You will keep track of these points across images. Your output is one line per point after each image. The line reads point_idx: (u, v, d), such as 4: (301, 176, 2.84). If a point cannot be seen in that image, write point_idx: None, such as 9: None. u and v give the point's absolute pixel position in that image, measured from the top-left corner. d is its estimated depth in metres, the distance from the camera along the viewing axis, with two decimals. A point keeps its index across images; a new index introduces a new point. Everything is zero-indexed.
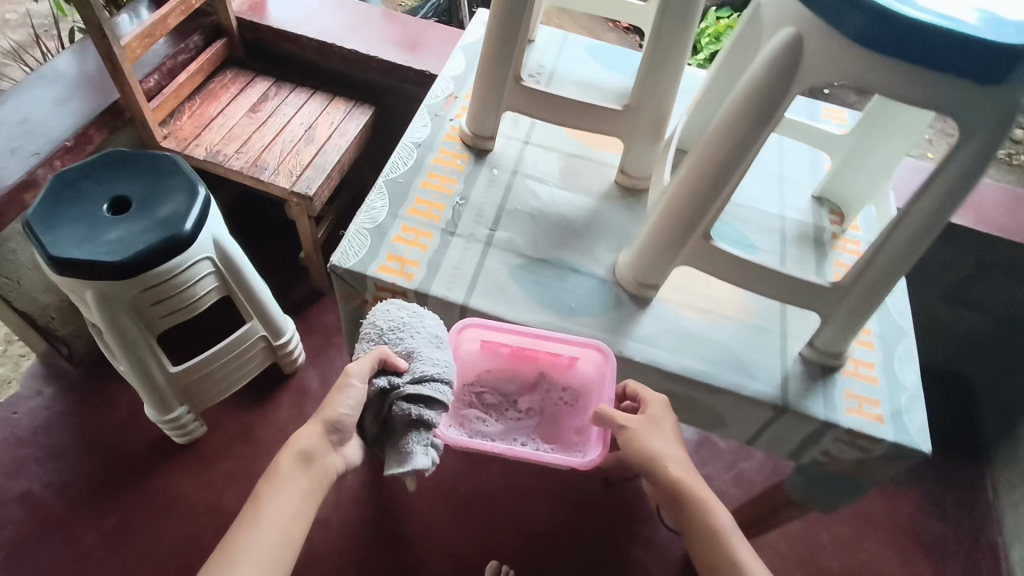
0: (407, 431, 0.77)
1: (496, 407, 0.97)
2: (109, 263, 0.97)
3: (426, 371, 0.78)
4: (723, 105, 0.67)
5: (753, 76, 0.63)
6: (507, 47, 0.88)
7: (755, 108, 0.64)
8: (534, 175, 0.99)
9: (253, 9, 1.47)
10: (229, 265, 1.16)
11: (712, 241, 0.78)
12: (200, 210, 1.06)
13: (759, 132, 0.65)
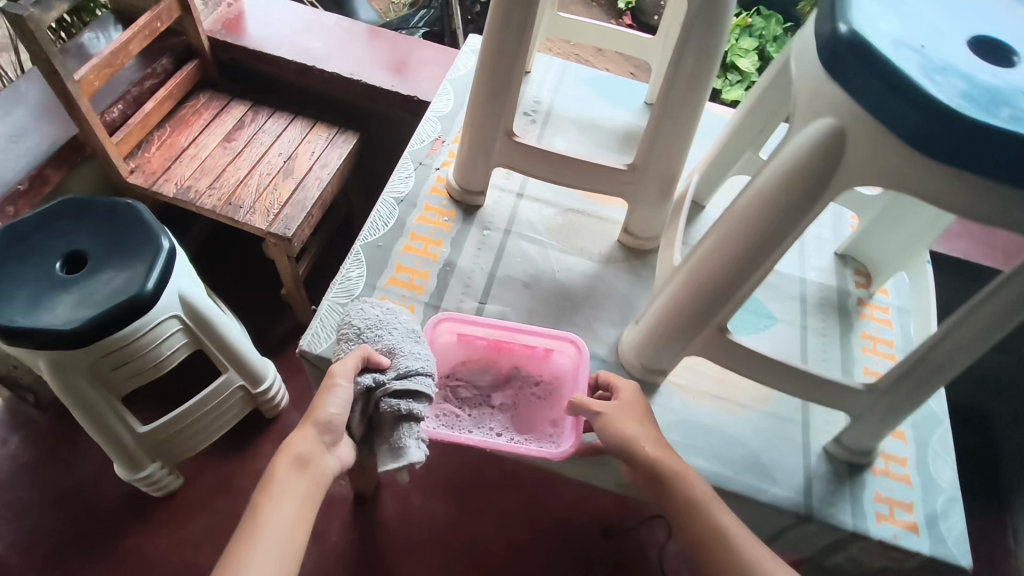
0: (397, 424, 0.68)
1: (473, 404, 0.79)
2: (62, 333, 0.88)
3: (410, 365, 0.69)
4: (743, 198, 0.58)
5: (779, 171, 0.54)
6: (497, 99, 0.77)
7: (781, 208, 0.55)
8: (529, 237, 0.89)
9: (227, 27, 1.36)
10: (198, 320, 1.06)
11: (729, 333, 0.69)
12: (163, 265, 0.96)
13: (786, 232, 0.56)
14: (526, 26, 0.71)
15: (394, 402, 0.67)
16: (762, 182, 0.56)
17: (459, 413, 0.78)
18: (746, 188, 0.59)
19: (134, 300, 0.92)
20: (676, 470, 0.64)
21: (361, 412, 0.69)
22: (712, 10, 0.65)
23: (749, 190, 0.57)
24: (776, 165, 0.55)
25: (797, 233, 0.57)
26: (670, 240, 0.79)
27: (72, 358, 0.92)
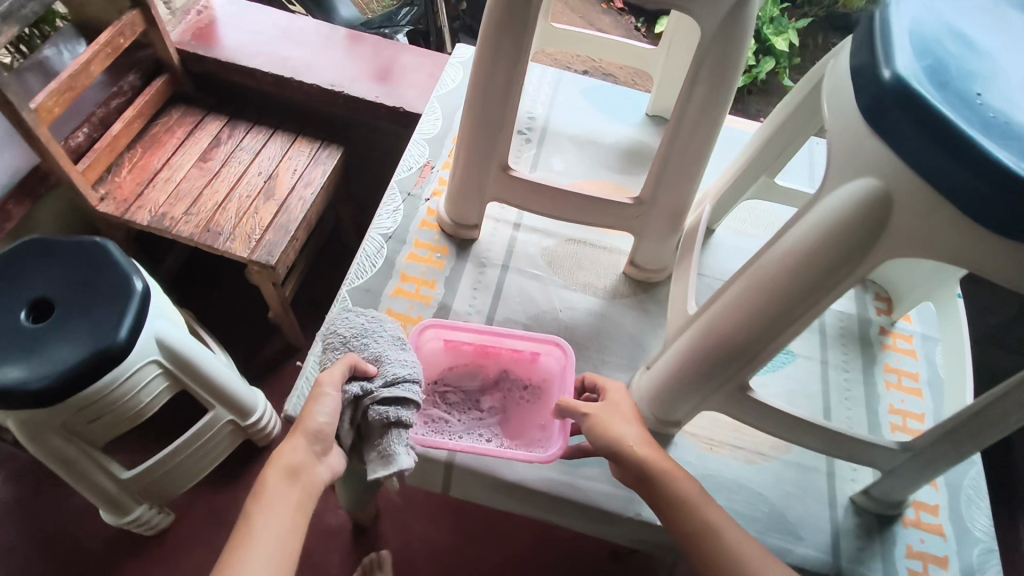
0: (386, 431, 0.64)
1: (462, 409, 0.76)
2: (29, 390, 0.81)
3: (397, 373, 0.65)
4: (770, 256, 0.52)
5: (811, 233, 0.48)
6: (491, 132, 0.71)
7: (814, 273, 0.49)
8: (528, 273, 0.83)
9: (198, 37, 1.27)
10: (178, 361, 0.99)
11: (751, 391, 0.63)
12: (135, 310, 0.89)
13: (819, 295, 0.51)
14: (521, 57, 0.63)
15: (383, 410, 0.63)
16: (791, 242, 0.50)
17: (449, 419, 0.75)
18: (773, 244, 0.53)
19: (106, 350, 0.85)
20: (666, 467, 0.59)
21: (349, 419, 0.64)
22: (724, 41, 0.57)
23: (777, 247, 0.52)
24: (807, 224, 0.49)
25: (831, 296, 0.51)
26: (682, 280, 0.73)
27: (44, 416, 0.86)
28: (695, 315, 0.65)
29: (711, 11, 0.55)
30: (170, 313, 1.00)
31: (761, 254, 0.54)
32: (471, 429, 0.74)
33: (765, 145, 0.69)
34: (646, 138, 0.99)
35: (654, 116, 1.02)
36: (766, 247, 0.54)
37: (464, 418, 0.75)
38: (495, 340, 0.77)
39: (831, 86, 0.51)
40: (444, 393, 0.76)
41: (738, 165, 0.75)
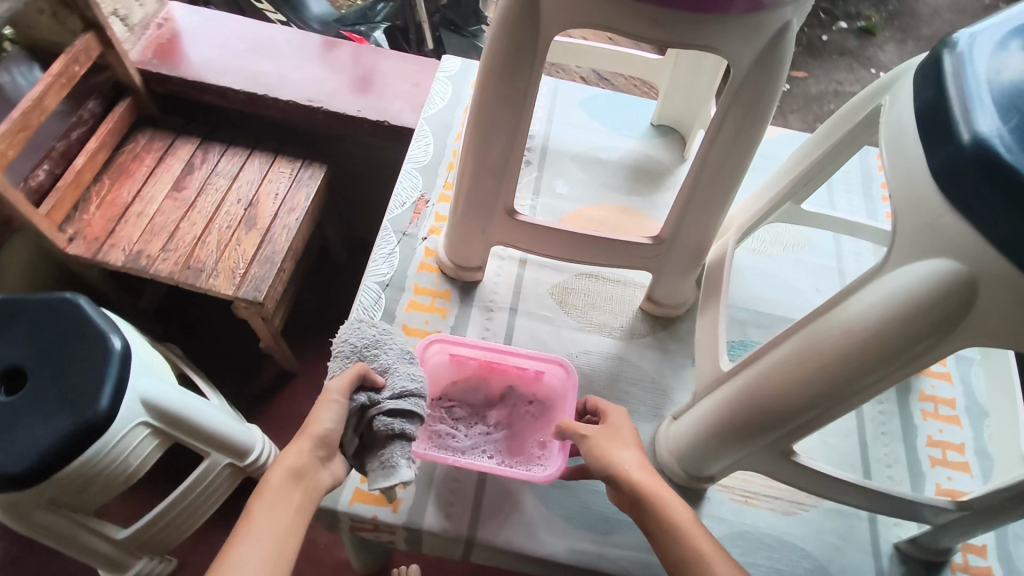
0: (390, 442, 0.59)
1: (466, 425, 0.72)
2: (9, 473, 0.77)
3: (407, 386, 0.61)
4: (824, 326, 0.47)
5: (875, 310, 0.43)
6: (495, 175, 0.64)
7: (878, 352, 0.44)
8: (539, 315, 0.77)
9: (160, 54, 1.17)
10: (169, 419, 0.90)
11: (795, 454, 0.59)
12: (118, 372, 0.83)
13: (882, 372, 0.46)
14: (528, 101, 0.55)
15: (388, 421, 0.59)
16: (851, 317, 0.45)
17: (451, 436, 0.70)
18: (827, 312, 0.48)
19: (87, 424, 0.79)
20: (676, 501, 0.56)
21: (352, 429, 0.60)
22: (759, 81, 0.50)
23: (834, 317, 0.46)
24: (869, 299, 0.43)
25: (896, 372, 0.46)
26: (710, 324, 0.68)
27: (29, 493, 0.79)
28: (732, 372, 0.60)
29: (747, 48, 0.48)
30: (155, 366, 0.92)
31: (813, 322, 0.49)
32: (473, 447, 0.70)
33: (801, 176, 0.63)
34: (653, 151, 0.93)
35: (659, 125, 0.94)
36: (818, 314, 0.49)
37: (468, 434, 0.71)
38: (501, 354, 0.72)
39: (894, 138, 0.45)
40: (447, 409, 0.72)
41: (763, 192, 0.69)
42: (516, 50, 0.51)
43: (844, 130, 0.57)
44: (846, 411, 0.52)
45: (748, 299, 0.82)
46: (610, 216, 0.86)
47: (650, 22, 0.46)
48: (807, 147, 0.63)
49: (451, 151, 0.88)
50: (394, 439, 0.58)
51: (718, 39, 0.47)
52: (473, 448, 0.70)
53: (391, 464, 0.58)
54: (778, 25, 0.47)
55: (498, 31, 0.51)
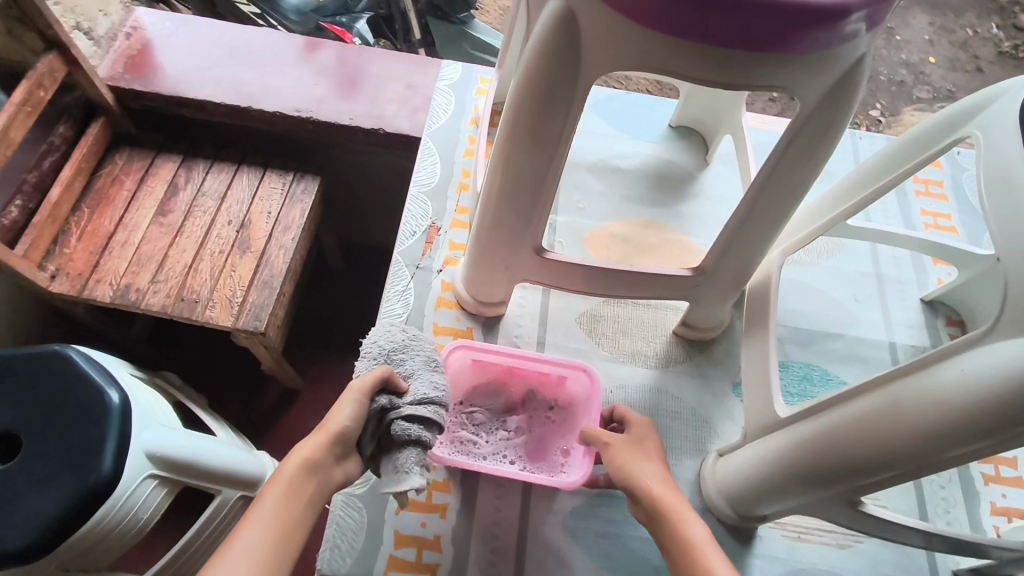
0: (406, 447, 0.55)
1: (487, 431, 0.68)
2: (9, 551, 0.69)
3: (427, 393, 0.56)
4: (912, 388, 0.45)
5: (979, 380, 0.41)
6: (522, 218, 0.58)
7: (974, 426, 0.42)
8: (568, 349, 0.73)
9: (130, 68, 1.05)
10: (175, 467, 0.79)
11: (862, 505, 0.56)
12: (118, 430, 0.74)
13: (969, 449, 0.44)
14: (562, 143, 0.50)
15: (406, 427, 0.54)
16: (947, 382, 0.43)
17: (471, 442, 0.67)
18: (915, 374, 0.46)
19: (89, 491, 0.70)
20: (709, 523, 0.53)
21: (370, 432, 0.56)
22: (827, 114, 0.46)
23: (923, 380, 0.45)
24: (972, 368, 0.42)
25: (983, 450, 0.44)
26: (760, 358, 0.64)
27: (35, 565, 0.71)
28: (792, 419, 0.56)
29: (817, 83, 0.44)
30: (158, 415, 0.83)
31: (896, 382, 0.47)
32: (494, 454, 0.67)
33: (853, 205, 0.60)
34: (674, 155, 0.87)
35: (678, 126, 0.89)
36: (903, 374, 0.47)
37: (490, 440, 0.68)
38: (522, 359, 0.68)
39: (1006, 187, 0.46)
40: (468, 414, 0.69)
41: (805, 215, 0.66)
42: (551, 89, 0.46)
43: (916, 159, 0.56)
44: (914, 479, 0.50)
45: (786, 313, 0.79)
46: (634, 232, 0.81)
47: (714, 65, 0.42)
48: (855, 174, 0.61)
49: (459, 168, 0.84)
50: (410, 445, 0.54)
51: (784, 77, 0.43)
52: (495, 455, 0.67)
53: (402, 469, 0.53)
54: (852, 58, 0.43)
55: (531, 69, 0.46)
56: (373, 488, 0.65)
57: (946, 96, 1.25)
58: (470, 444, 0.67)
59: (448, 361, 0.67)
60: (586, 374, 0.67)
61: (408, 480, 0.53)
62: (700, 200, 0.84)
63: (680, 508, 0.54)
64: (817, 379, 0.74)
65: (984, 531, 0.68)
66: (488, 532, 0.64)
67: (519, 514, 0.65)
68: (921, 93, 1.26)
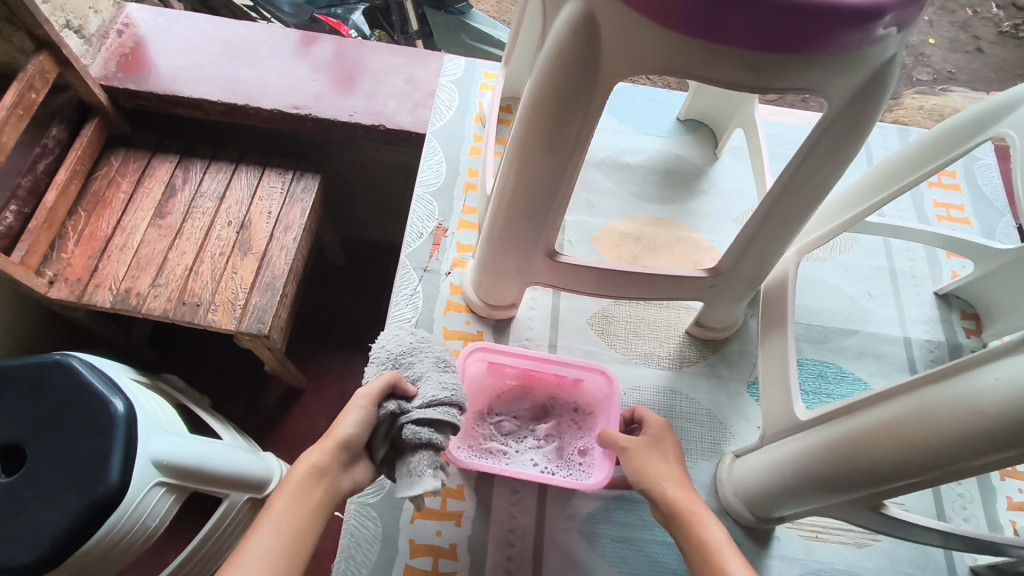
0: (418, 450, 0.52)
1: (517, 440, 0.67)
2: (17, 565, 0.66)
3: (436, 395, 0.54)
4: (940, 396, 0.45)
5: (1015, 390, 0.40)
6: (535, 222, 0.57)
7: (1008, 436, 0.41)
8: (579, 351, 0.73)
9: (124, 67, 1.03)
10: (182, 473, 0.76)
11: (883, 507, 0.55)
12: (125, 439, 0.71)
13: (998, 457, 0.43)
14: (578, 146, 0.49)
15: (417, 430, 0.52)
16: (981, 390, 0.42)
17: (501, 451, 0.66)
18: (944, 381, 0.45)
19: (99, 502, 0.68)
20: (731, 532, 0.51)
21: (382, 435, 0.55)
22: (855, 113, 0.45)
23: (953, 387, 0.44)
24: (1008, 376, 0.41)
25: (1014, 458, 0.43)
26: (778, 358, 0.63)
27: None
28: (814, 422, 0.56)
29: (843, 83, 0.43)
30: (163, 420, 0.80)
31: (925, 388, 0.46)
32: (525, 460, 0.66)
33: (876, 202, 0.60)
34: (682, 151, 0.86)
35: (686, 120, 0.89)
36: (932, 379, 0.46)
37: (520, 449, 0.67)
38: (541, 362, 0.68)
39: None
40: (495, 424, 0.68)
41: (825, 211, 0.66)
42: (569, 92, 0.45)
43: (947, 156, 0.56)
44: (939, 485, 0.49)
45: (798, 309, 0.78)
46: (644, 230, 0.80)
47: (743, 68, 0.41)
48: (878, 170, 0.61)
49: (465, 168, 0.84)
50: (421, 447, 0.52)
51: (810, 79, 0.42)
52: (526, 461, 0.66)
53: (414, 472, 0.51)
54: (881, 59, 0.42)
55: (548, 71, 0.44)
56: (386, 496, 0.65)
57: (947, 79, 1.23)
58: (501, 452, 0.66)
59: (467, 366, 0.67)
60: (604, 376, 0.67)
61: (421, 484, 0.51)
62: (710, 195, 0.84)
63: (697, 510, 0.53)
64: (832, 376, 0.74)
65: (1001, 526, 0.68)
66: (504, 538, 0.64)
67: (535, 520, 0.65)
68: (921, 75, 1.24)
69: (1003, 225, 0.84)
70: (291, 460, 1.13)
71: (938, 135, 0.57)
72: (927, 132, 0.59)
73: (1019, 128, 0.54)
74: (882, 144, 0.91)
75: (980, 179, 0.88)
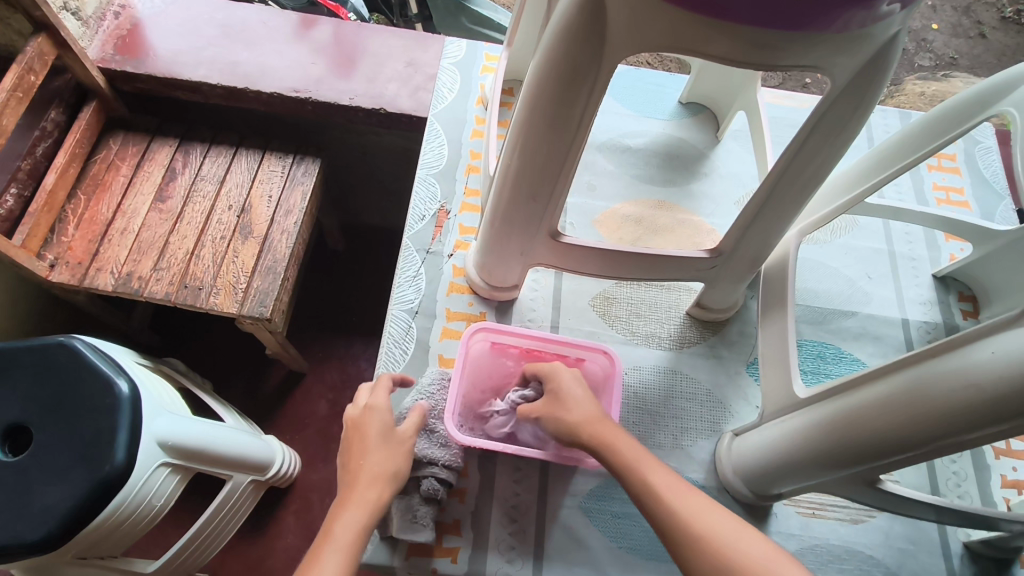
0: (425, 501, 0.61)
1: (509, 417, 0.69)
2: (26, 543, 0.66)
3: (448, 462, 0.62)
4: (936, 369, 0.45)
5: (1010, 363, 0.41)
6: (538, 203, 0.58)
7: (1003, 410, 0.41)
8: (581, 332, 0.74)
9: (123, 50, 1.02)
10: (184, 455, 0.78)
11: (880, 482, 0.56)
12: (130, 419, 0.71)
13: (992, 431, 0.44)
14: (583, 125, 0.49)
15: (433, 485, 0.61)
16: (977, 364, 0.43)
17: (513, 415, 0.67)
18: (941, 356, 0.46)
19: (105, 482, 0.68)
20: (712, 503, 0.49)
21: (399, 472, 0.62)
22: (858, 90, 0.45)
23: (949, 362, 0.45)
24: (1004, 350, 0.42)
25: (1006, 432, 0.44)
26: (778, 337, 0.64)
27: (52, 555, 0.69)
28: (812, 399, 0.57)
29: (847, 62, 0.44)
30: (166, 402, 0.80)
31: (923, 364, 0.47)
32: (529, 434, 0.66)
33: (876, 182, 0.60)
34: (684, 134, 0.86)
35: (688, 103, 0.89)
36: (928, 355, 0.47)
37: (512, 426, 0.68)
38: (541, 342, 0.68)
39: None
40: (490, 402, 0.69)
41: (824, 193, 0.67)
42: (572, 70, 0.45)
43: (946, 136, 0.56)
44: (932, 459, 0.50)
45: (799, 291, 0.79)
46: (645, 213, 0.81)
47: (746, 45, 0.41)
48: (876, 152, 0.61)
49: (467, 151, 0.85)
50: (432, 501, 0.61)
51: (814, 57, 0.43)
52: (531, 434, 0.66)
53: (419, 521, 0.60)
54: (884, 37, 0.42)
55: (554, 47, 0.45)
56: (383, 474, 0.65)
57: (949, 64, 1.23)
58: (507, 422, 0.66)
59: (469, 347, 0.67)
60: (605, 354, 0.67)
61: (420, 532, 0.60)
62: (711, 178, 0.84)
63: None
64: (830, 356, 0.75)
65: (994, 503, 0.69)
66: (506, 515, 0.64)
67: (537, 497, 0.66)
68: (923, 61, 1.24)
69: (1002, 208, 0.85)
70: (293, 443, 1.14)
71: (940, 112, 0.57)
72: (928, 112, 0.59)
73: (1019, 105, 0.53)
74: (883, 127, 0.91)
75: (980, 163, 0.88)
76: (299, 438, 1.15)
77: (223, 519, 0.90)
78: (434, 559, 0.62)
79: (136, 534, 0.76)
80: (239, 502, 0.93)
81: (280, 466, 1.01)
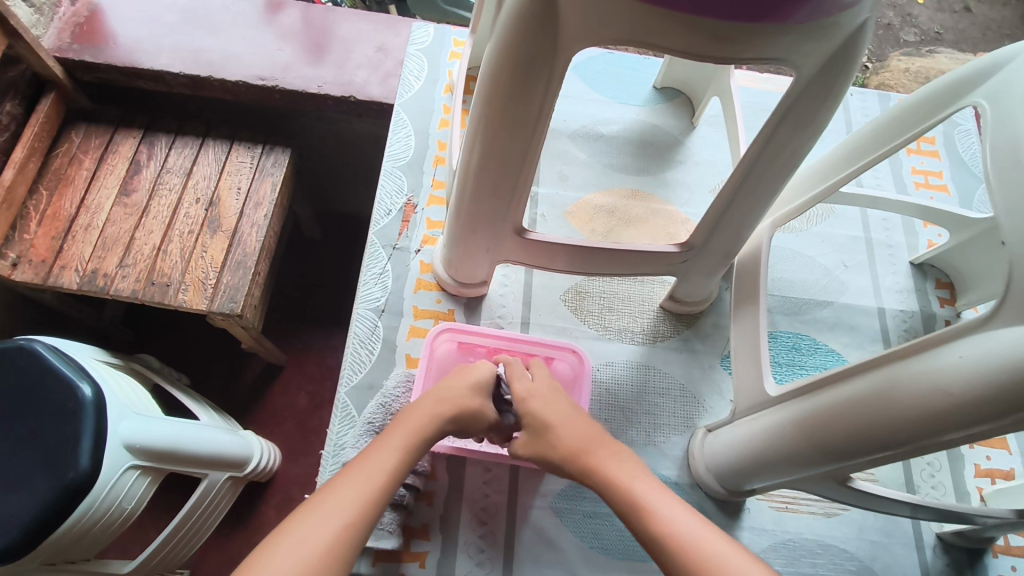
0: (391, 507, 0.61)
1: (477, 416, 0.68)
2: None
3: None
4: (907, 371, 0.44)
5: (977, 367, 0.40)
6: (503, 196, 0.55)
7: (968, 414, 0.41)
8: (553, 327, 0.72)
9: (82, 38, 0.97)
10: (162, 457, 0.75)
11: (850, 480, 0.55)
12: (94, 421, 0.68)
13: (961, 434, 0.43)
14: (543, 118, 0.47)
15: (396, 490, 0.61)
16: (948, 367, 0.41)
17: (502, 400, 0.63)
18: (914, 356, 0.45)
19: (69, 490, 0.65)
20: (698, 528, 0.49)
21: None
22: (826, 81, 0.44)
23: (918, 364, 0.44)
24: (973, 353, 0.40)
25: (974, 435, 0.43)
26: (749, 334, 0.63)
27: (18, 565, 0.66)
28: (782, 397, 0.56)
29: (817, 50, 0.41)
30: (137, 404, 0.77)
31: (894, 364, 0.46)
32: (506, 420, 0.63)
33: (853, 170, 0.58)
34: (658, 120, 0.84)
35: (663, 88, 0.86)
36: (900, 355, 0.46)
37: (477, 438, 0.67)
38: (509, 342, 0.68)
39: (1013, 160, 0.44)
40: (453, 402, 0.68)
41: (801, 181, 0.65)
42: (529, 60, 0.42)
43: (921, 125, 0.54)
44: (900, 459, 0.49)
45: (773, 281, 0.77)
46: (618, 203, 0.79)
47: (708, 37, 0.39)
48: (854, 138, 0.59)
49: (434, 142, 0.82)
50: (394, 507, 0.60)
51: (780, 48, 0.41)
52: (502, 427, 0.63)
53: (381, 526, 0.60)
54: (853, 26, 0.40)
55: (507, 38, 0.42)
56: None
57: (934, 40, 1.21)
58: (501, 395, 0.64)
59: (435, 348, 0.67)
60: (575, 353, 0.68)
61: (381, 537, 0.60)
62: (687, 165, 0.82)
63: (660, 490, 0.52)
64: (805, 348, 0.74)
65: (968, 494, 0.69)
66: (476, 517, 0.64)
67: (507, 499, 0.65)
68: (908, 36, 1.21)
69: (980, 193, 0.83)
70: (272, 438, 1.13)
71: (916, 97, 0.55)
72: (907, 96, 0.56)
73: None
74: (861, 109, 0.90)
75: (960, 146, 0.87)
76: (279, 432, 1.14)
77: (200, 517, 0.88)
78: (402, 564, 0.61)
79: (105, 539, 0.74)
80: (216, 500, 0.91)
81: (259, 462, 0.99)
